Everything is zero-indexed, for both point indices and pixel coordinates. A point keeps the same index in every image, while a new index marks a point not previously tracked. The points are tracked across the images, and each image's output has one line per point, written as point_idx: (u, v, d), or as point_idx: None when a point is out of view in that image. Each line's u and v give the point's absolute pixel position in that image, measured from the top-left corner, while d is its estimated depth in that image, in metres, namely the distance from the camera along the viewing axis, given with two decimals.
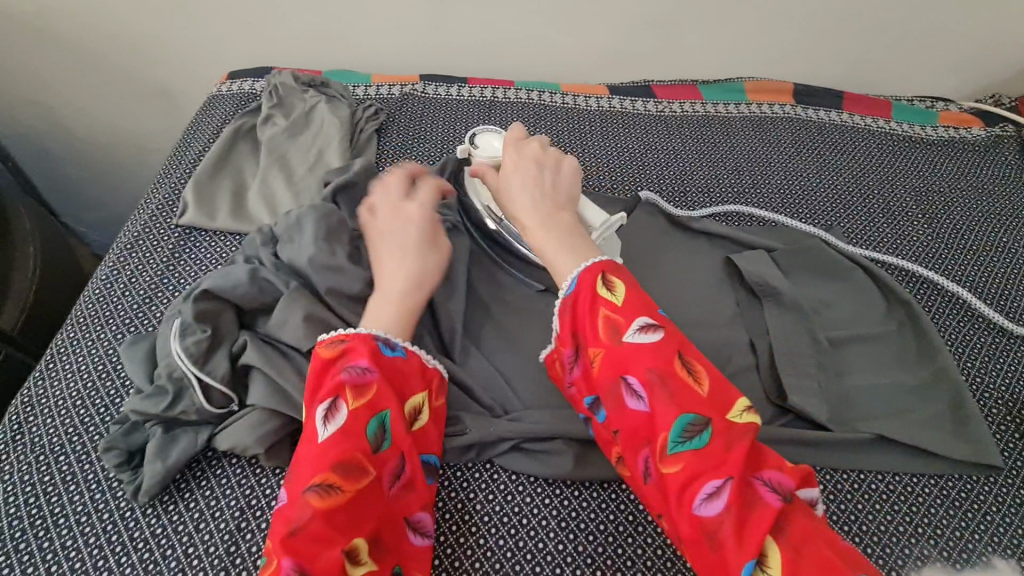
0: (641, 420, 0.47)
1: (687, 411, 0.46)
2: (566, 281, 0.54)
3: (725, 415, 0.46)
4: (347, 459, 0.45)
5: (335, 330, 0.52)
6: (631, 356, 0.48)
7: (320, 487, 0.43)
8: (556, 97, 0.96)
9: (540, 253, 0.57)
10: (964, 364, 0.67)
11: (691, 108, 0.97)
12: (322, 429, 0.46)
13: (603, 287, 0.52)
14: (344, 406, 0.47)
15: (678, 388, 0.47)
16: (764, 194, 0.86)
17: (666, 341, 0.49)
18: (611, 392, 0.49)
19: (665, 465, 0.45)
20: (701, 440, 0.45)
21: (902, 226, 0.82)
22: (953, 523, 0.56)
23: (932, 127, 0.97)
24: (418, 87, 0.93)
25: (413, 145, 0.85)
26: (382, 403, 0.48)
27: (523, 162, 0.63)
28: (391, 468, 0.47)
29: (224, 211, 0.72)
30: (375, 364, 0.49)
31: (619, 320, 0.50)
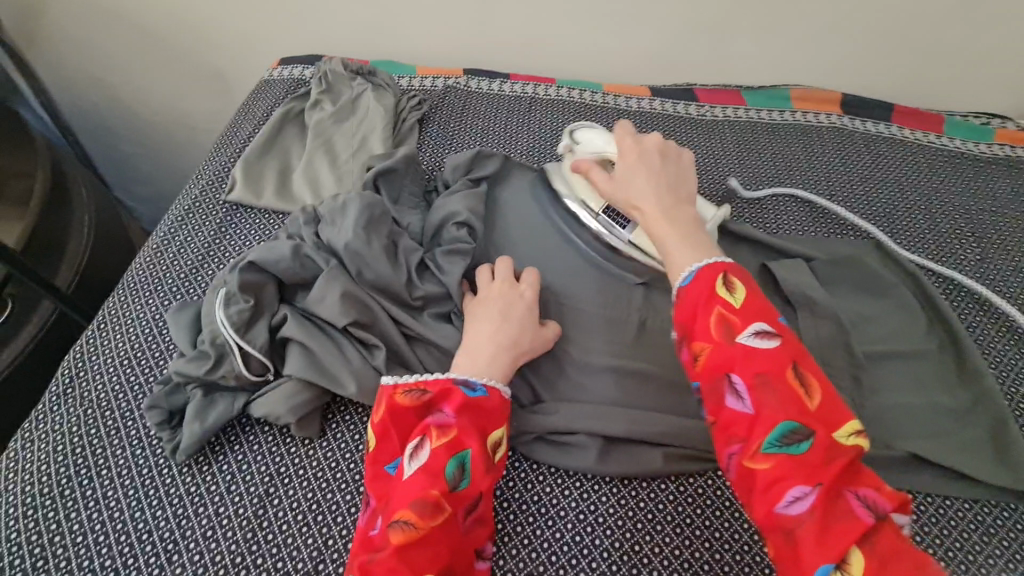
0: (736, 417, 0.46)
1: (791, 417, 0.44)
2: (682, 274, 0.52)
3: (831, 430, 0.44)
4: (424, 497, 0.45)
5: (408, 377, 0.53)
6: (740, 356, 0.47)
7: (398, 522, 0.44)
8: (597, 97, 0.96)
9: (655, 238, 0.56)
10: (1008, 389, 0.65)
11: (735, 114, 0.96)
12: (407, 466, 0.48)
13: (725, 290, 0.49)
14: (428, 445, 0.48)
15: (783, 393, 0.45)
16: (806, 204, 0.84)
17: (784, 349, 0.47)
18: (708, 387, 0.48)
19: (756, 461, 0.44)
20: (800, 448, 0.43)
21: (949, 244, 0.80)
22: (985, 550, 0.54)
23: (987, 144, 0.93)
24: (461, 80, 0.95)
25: (454, 136, 0.86)
26: (463, 443, 0.48)
27: (639, 152, 0.62)
28: (467, 504, 0.47)
29: (269, 190, 0.74)
30: (460, 407, 0.50)
31: (733, 320, 0.48)
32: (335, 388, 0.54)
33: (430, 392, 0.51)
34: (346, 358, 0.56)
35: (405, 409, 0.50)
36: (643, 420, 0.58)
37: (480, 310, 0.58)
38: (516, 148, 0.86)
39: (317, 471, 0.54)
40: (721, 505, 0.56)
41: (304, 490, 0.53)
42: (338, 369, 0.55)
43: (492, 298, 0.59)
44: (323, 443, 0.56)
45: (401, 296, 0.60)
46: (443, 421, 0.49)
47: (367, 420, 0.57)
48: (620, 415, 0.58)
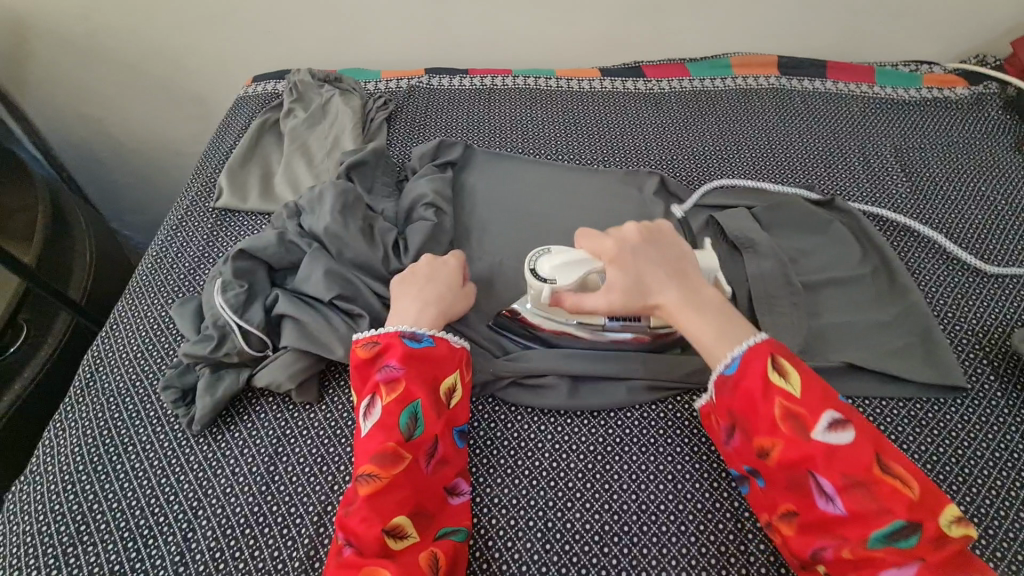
0: (834, 516, 0.49)
1: (892, 515, 0.47)
2: (727, 358, 0.56)
3: (935, 519, 0.47)
4: (382, 449, 0.53)
5: (369, 331, 0.60)
6: (821, 456, 0.49)
7: (366, 476, 0.52)
8: (551, 82, 1.04)
9: (688, 333, 0.59)
10: (937, 301, 0.72)
11: (680, 85, 1.03)
12: (365, 425, 0.56)
13: (778, 374, 0.53)
14: (379, 403, 0.55)
15: (878, 489, 0.48)
16: (749, 159, 0.91)
17: (861, 440, 0.50)
18: (794, 481, 0.51)
19: (859, 557, 0.48)
20: (909, 542, 0.47)
21: (882, 181, 0.87)
22: (918, 439, 0.61)
23: (916, 89, 1.00)
24: (424, 80, 1.02)
25: (420, 130, 0.93)
26: (411, 394, 0.56)
27: (631, 246, 0.62)
28: (427, 447, 0.55)
29: (254, 193, 0.81)
30: (403, 361, 0.57)
31: (802, 415, 0.51)
32: (326, 353, 0.61)
33: (379, 346, 0.58)
34: (333, 327, 0.62)
35: (361, 372, 0.58)
36: (607, 359, 0.65)
37: (408, 277, 0.64)
38: (478, 136, 0.93)
39: (319, 429, 0.61)
40: (682, 424, 0.63)
41: (309, 446, 0.60)
42: (328, 338, 0.62)
43: (421, 267, 0.65)
44: (322, 405, 0.62)
45: (380, 271, 0.67)
46: (391, 376, 0.57)
47: None
48: (585, 356, 0.65)
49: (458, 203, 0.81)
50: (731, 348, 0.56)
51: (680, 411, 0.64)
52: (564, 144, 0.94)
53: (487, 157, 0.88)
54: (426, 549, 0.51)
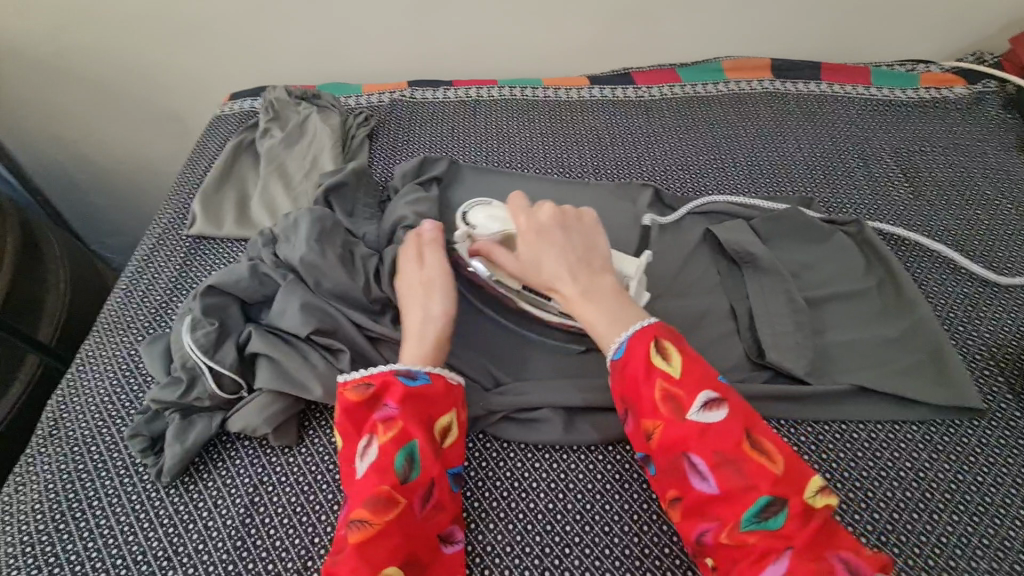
0: (709, 497, 0.48)
1: (761, 492, 0.47)
2: (612, 348, 0.56)
3: (801, 495, 0.47)
4: (377, 494, 0.49)
5: (357, 372, 0.55)
6: (694, 435, 0.49)
7: (355, 522, 0.48)
8: (539, 92, 1.00)
9: (581, 319, 0.59)
10: (946, 315, 0.68)
11: (671, 91, 1.00)
12: (359, 466, 0.51)
13: (659, 357, 0.53)
14: (375, 443, 0.51)
15: (749, 468, 0.48)
16: (745, 167, 0.88)
17: (733, 418, 0.50)
18: (673, 463, 0.50)
19: (733, 538, 0.47)
20: (776, 523, 0.46)
21: (884, 188, 0.83)
22: (935, 465, 0.58)
23: (913, 89, 0.97)
24: (406, 93, 0.99)
25: (403, 146, 0.90)
26: (409, 435, 0.51)
27: (539, 228, 0.62)
28: (423, 492, 0.51)
29: (229, 218, 0.78)
30: (402, 399, 0.52)
31: (678, 394, 0.51)
32: (304, 394, 0.58)
33: (374, 386, 0.54)
34: (313, 365, 0.59)
35: (355, 407, 0.53)
36: (602, 387, 0.62)
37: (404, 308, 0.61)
38: (463, 150, 0.90)
39: (299, 475, 0.57)
40: None
41: (288, 494, 0.56)
42: (307, 376, 0.58)
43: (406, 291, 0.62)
44: (302, 448, 0.58)
45: (360, 301, 0.63)
46: (386, 414, 0.52)
47: None
48: (580, 386, 0.62)
49: (443, 223, 0.77)
50: (617, 336, 0.56)
51: None
52: (553, 156, 0.90)
53: (474, 173, 0.85)
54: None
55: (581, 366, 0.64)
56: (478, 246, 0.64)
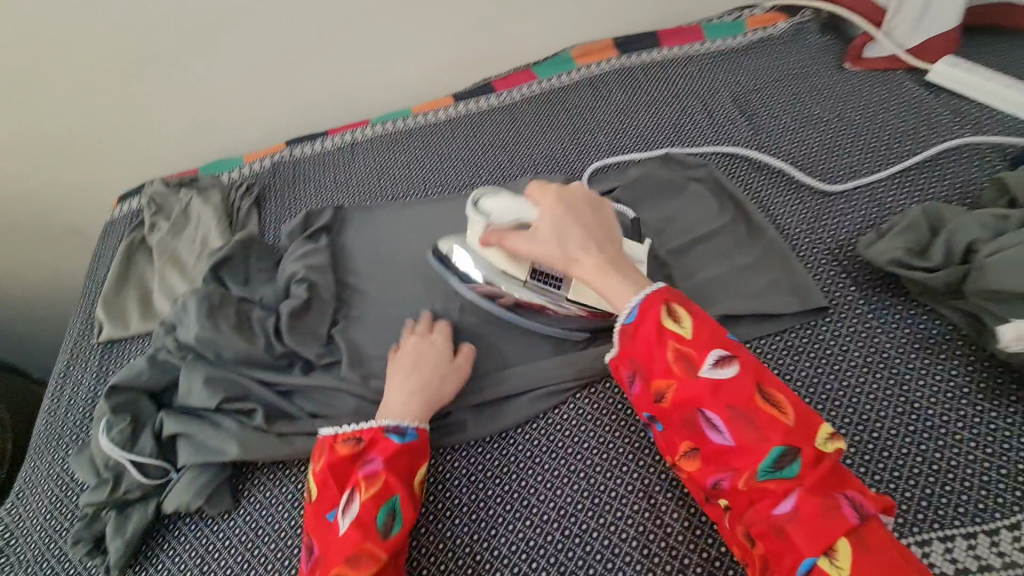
0: (725, 449, 0.51)
1: (777, 443, 0.50)
2: (628, 308, 0.57)
3: (812, 442, 0.50)
4: (358, 551, 0.52)
5: (342, 427, 0.60)
6: (709, 392, 0.52)
7: (338, 574, 0.51)
8: (409, 121, 1.05)
9: (602, 291, 0.60)
10: (793, 230, 0.75)
11: (530, 91, 1.06)
12: (341, 522, 0.54)
13: (670, 320, 0.55)
14: (359, 497, 0.55)
15: (762, 420, 0.51)
16: (605, 144, 0.94)
17: (744, 372, 0.53)
18: (686, 419, 0.54)
19: (751, 486, 0.50)
20: (793, 469, 0.49)
21: (727, 129, 0.91)
22: (798, 366, 0.64)
23: (742, 35, 1.06)
24: (286, 153, 1.04)
25: (291, 204, 0.94)
26: (392, 489, 0.56)
27: (564, 205, 0.64)
28: (398, 548, 0.54)
29: (134, 316, 0.81)
30: (389, 454, 0.57)
31: (691, 354, 0.54)
32: (227, 458, 0.61)
33: (364, 441, 0.59)
34: (230, 429, 0.63)
35: (343, 460, 0.58)
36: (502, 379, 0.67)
37: (397, 368, 0.66)
38: (348, 194, 0.95)
39: (242, 535, 0.61)
40: (584, 420, 0.66)
41: (235, 555, 0.59)
42: (224, 442, 0.62)
43: (405, 352, 0.68)
44: (241, 510, 0.62)
45: (264, 361, 0.68)
46: (372, 470, 0.57)
47: (274, 475, 0.63)
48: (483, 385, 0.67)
49: (336, 267, 0.82)
50: (635, 294, 0.58)
51: (580, 408, 0.67)
52: (431, 178, 0.95)
53: (358, 213, 0.89)
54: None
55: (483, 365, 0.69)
56: (493, 232, 0.67)
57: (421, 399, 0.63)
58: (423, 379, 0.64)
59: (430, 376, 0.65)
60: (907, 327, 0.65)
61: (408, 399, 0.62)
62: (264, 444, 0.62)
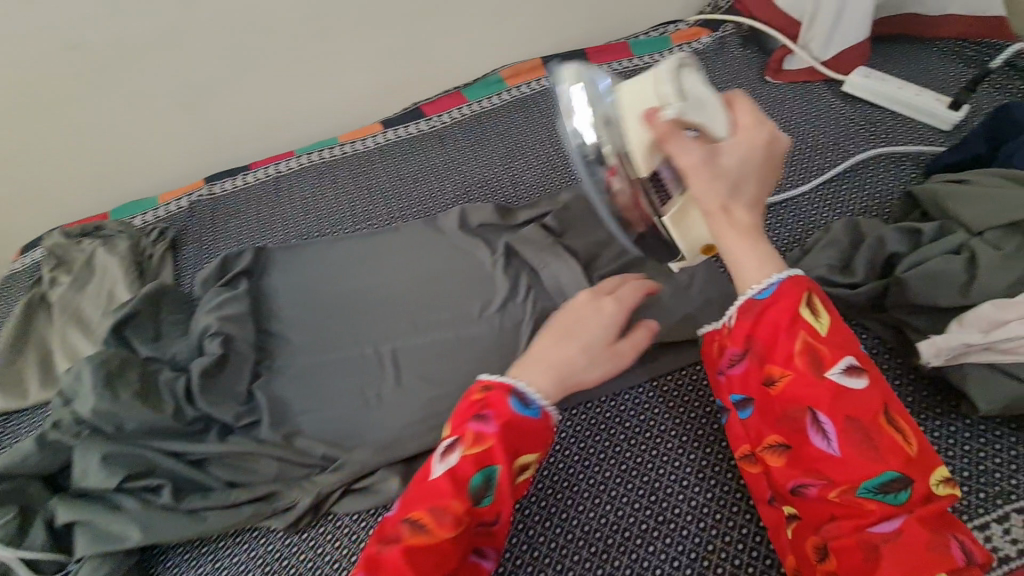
0: (827, 456, 0.48)
1: (892, 468, 0.47)
2: (761, 283, 0.52)
3: (926, 479, 0.47)
4: (443, 506, 0.49)
5: (487, 376, 0.55)
6: (833, 394, 0.49)
7: (415, 522, 0.49)
8: (336, 150, 1.01)
9: (731, 253, 0.53)
10: None
11: (460, 114, 1.03)
12: (435, 466, 0.51)
13: (807, 309, 0.51)
14: (459, 453, 0.50)
15: (882, 441, 0.47)
16: (538, 168, 0.92)
17: (872, 390, 0.49)
18: (791, 415, 0.50)
19: (844, 498, 0.47)
20: (900, 496, 0.46)
21: None
22: None
23: (669, 50, 1.07)
24: (205, 191, 0.97)
25: (210, 247, 0.88)
26: (491, 459, 0.49)
27: (770, 143, 0.53)
28: (484, 520, 0.50)
29: (32, 384, 0.74)
30: (507, 426, 0.51)
31: (822, 352, 0.50)
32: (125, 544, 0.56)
33: (486, 398, 0.52)
34: (131, 511, 0.58)
35: (471, 409, 0.52)
36: (434, 427, 0.64)
37: (557, 330, 0.57)
38: (271, 233, 0.90)
39: None
40: None
41: None
42: (122, 527, 0.57)
43: (580, 310, 0.59)
44: None
45: (172, 429, 0.63)
46: (482, 430, 0.50)
47: (186, 555, 0.60)
48: (415, 436, 0.63)
49: (258, 315, 0.76)
50: (772, 271, 0.52)
51: None
52: (360, 211, 0.91)
53: (281, 254, 0.84)
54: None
55: (414, 413, 0.66)
56: (664, 132, 0.50)
57: (571, 373, 0.55)
58: (588, 350, 0.56)
59: (595, 346, 0.57)
60: None
61: (556, 373, 0.54)
62: (169, 525, 0.58)
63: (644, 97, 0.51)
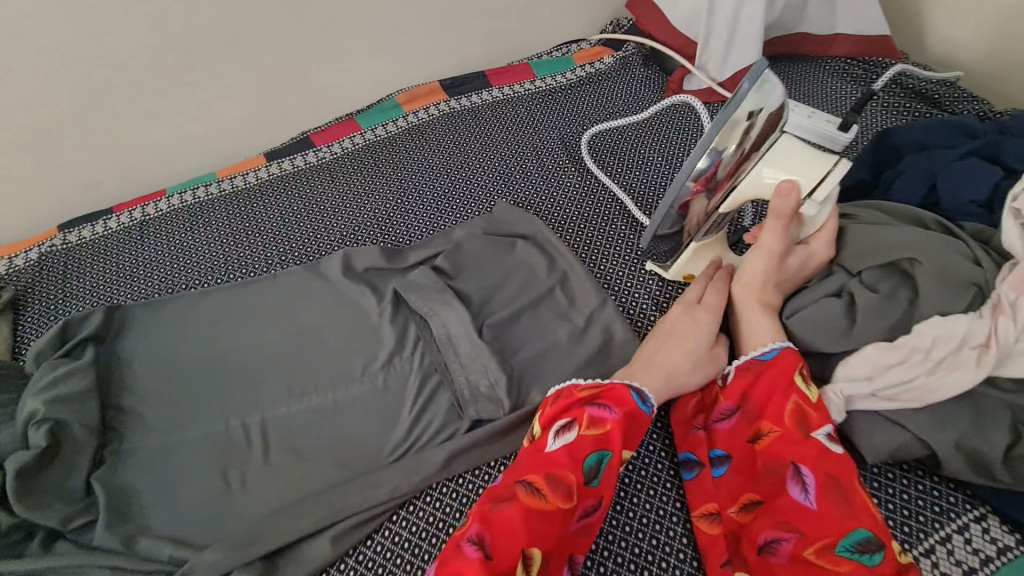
0: (804, 508, 0.48)
1: (868, 526, 0.46)
2: (768, 345, 0.55)
3: (894, 547, 0.45)
4: (558, 475, 0.48)
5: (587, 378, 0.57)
6: (816, 451, 0.49)
7: (530, 484, 0.48)
8: (213, 188, 0.92)
9: (751, 326, 0.57)
10: (621, 299, 0.73)
11: (351, 144, 0.96)
12: (549, 442, 0.51)
13: (801, 373, 0.53)
14: (576, 431, 0.51)
15: (857, 502, 0.47)
16: (433, 202, 0.86)
17: (850, 456, 0.49)
18: (772, 469, 0.50)
19: (821, 557, 0.46)
20: (873, 558, 0.45)
21: (557, 176, 0.87)
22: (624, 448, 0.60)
23: (571, 70, 1.03)
24: (57, 240, 0.86)
25: (59, 307, 0.78)
26: (608, 444, 0.50)
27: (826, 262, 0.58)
28: (588, 506, 0.49)
29: None
30: (623, 415, 0.52)
31: (811, 413, 0.51)
32: None
33: (599, 390, 0.54)
34: None
35: (575, 399, 0.54)
36: (301, 513, 0.57)
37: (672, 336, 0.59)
38: (133, 288, 0.80)
39: None
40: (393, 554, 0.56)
41: None
42: None
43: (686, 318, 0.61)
44: None
45: None
46: (600, 415, 0.52)
47: None
48: (277, 526, 0.56)
49: (104, 388, 0.67)
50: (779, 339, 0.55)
51: (392, 535, 0.57)
52: (237, 257, 0.83)
53: (140, 314, 0.75)
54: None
55: (280, 497, 0.58)
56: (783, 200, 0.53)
57: (677, 385, 0.57)
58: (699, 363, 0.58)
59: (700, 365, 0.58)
60: None
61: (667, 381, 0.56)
62: None
63: (797, 167, 0.53)
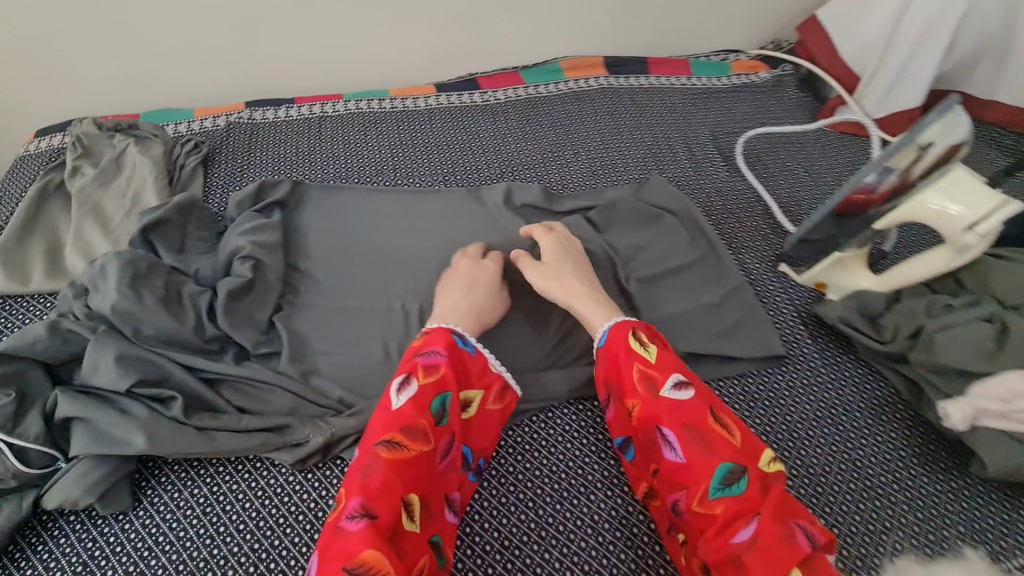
0: (676, 466, 0.51)
1: (724, 459, 0.49)
2: (600, 332, 0.60)
3: (756, 463, 0.49)
4: (415, 424, 0.50)
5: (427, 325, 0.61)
6: (664, 409, 0.52)
7: (388, 442, 0.49)
8: (385, 103, 0.99)
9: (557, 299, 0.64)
10: (760, 287, 0.77)
11: (514, 94, 1.03)
12: (396, 400, 0.52)
13: (636, 342, 0.57)
14: (417, 381, 0.53)
15: (714, 440, 0.50)
16: (585, 162, 0.92)
17: (699, 398, 0.53)
18: (649, 436, 0.54)
19: (705, 509, 0.48)
20: (739, 486, 0.48)
21: (704, 167, 0.92)
22: (753, 411, 0.65)
23: (727, 76, 1.08)
24: (243, 115, 0.94)
25: (244, 171, 0.86)
26: (445, 386, 0.54)
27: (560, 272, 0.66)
28: (445, 445, 0.53)
29: (38, 272, 0.70)
30: (450, 349, 0.56)
31: (653, 373, 0.54)
32: (122, 449, 0.53)
33: (428, 335, 0.58)
34: (133, 416, 0.55)
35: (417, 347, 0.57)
36: None
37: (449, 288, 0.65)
38: (309, 171, 0.88)
39: (134, 541, 0.54)
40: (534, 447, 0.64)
41: (122, 565, 0.52)
42: (131, 434, 0.54)
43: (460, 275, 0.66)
44: (138, 512, 0.56)
45: (191, 343, 0.61)
46: (431, 362, 0.55)
47: (184, 474, 0.58)
48: None
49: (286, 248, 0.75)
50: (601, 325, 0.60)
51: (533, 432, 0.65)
52: (403, 166, 0.90)
53: (317, 192, 0.82)
54: (421, 555, 0.46)
55: None
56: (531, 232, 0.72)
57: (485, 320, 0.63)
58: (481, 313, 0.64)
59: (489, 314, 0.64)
60: (856, 386, 0.67)
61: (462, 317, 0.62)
62: (172, 437, 0.55)
63: (963, 191, 0.58)
